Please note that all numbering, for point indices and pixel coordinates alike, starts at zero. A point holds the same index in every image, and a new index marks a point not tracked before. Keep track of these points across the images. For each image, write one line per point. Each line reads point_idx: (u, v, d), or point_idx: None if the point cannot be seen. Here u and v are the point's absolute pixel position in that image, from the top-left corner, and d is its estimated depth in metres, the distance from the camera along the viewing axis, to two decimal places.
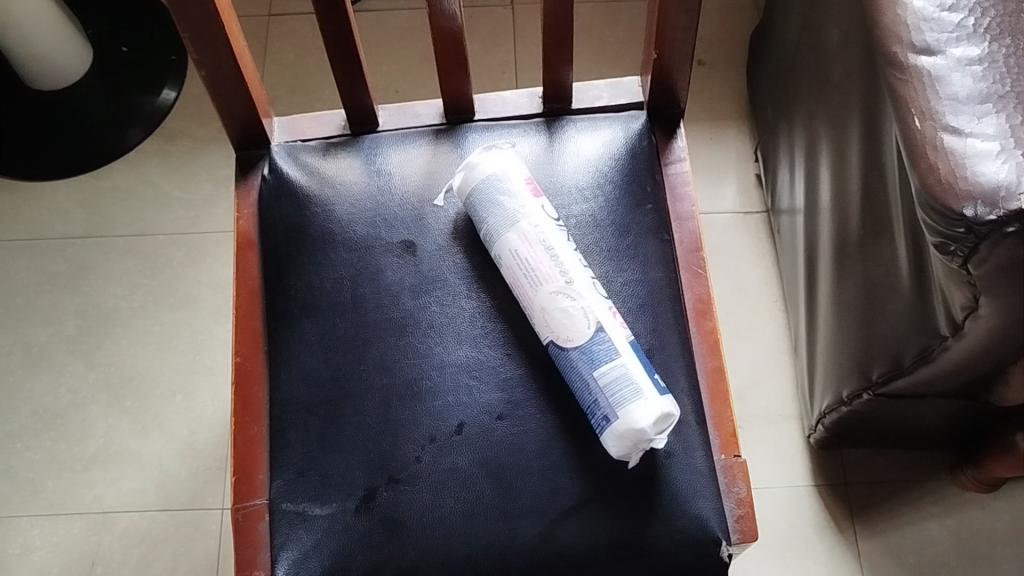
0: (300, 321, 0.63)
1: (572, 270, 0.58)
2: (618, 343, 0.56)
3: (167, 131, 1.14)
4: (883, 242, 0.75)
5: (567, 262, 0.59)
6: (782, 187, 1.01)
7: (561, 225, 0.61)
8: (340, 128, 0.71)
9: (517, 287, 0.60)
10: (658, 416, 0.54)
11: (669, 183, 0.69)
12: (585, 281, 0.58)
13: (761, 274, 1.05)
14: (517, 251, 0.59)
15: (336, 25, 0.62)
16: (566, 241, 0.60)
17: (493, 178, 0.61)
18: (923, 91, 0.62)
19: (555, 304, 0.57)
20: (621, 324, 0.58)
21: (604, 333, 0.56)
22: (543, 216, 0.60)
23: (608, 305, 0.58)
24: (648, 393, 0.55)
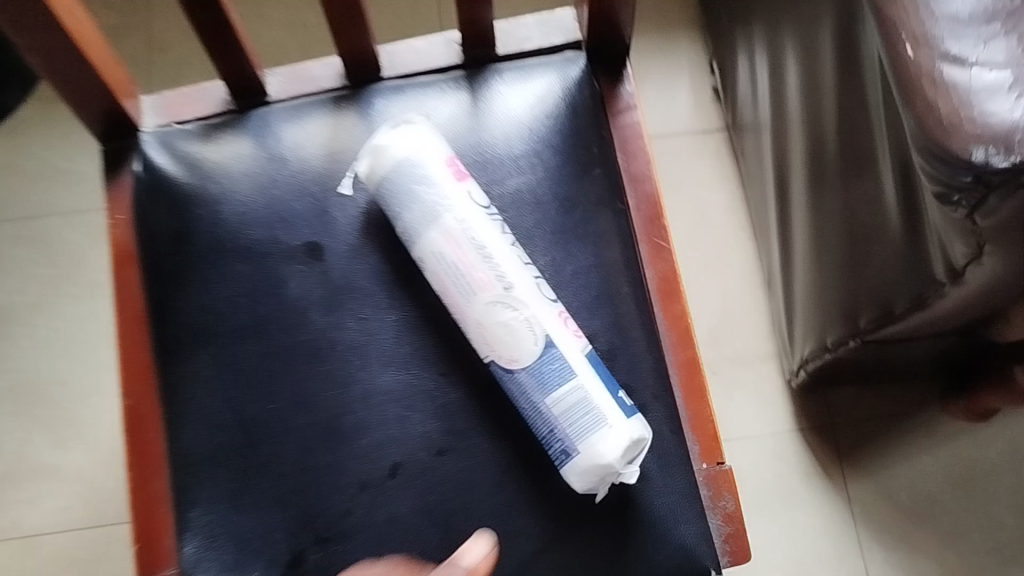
0: (195, 351, 0.53)
1: (511, 273, 0.48)
2: (573, 360, 0.47)
3: (44, 93, 0.99)
4: (866, 178, 0.66)
5: (504, 263, 0.48)
6: (743, 103, 0.90)
7: (492, 213, 0.50)
8: (224, 102, 0.59)
9: (444, 294, 0.49)
10: (625, 449, 0.46)
11: (621, 136, 0.58)
12: (528, 283, 0.48)
13: (727, 202, 0.95)
14: (443, 255, 0.49)
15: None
16: (500, 235, 0.49)
17: (406, 163, 0.49)
18: (914, 10, 0.50)
19: (494, 318, 0.48)
20: (575, 331, 0.49)
21: (555, 349, 0.47)
22: (470, 206, 0.49)
23: (557, 309, 0.49)
24: (612, 423, 0.46)
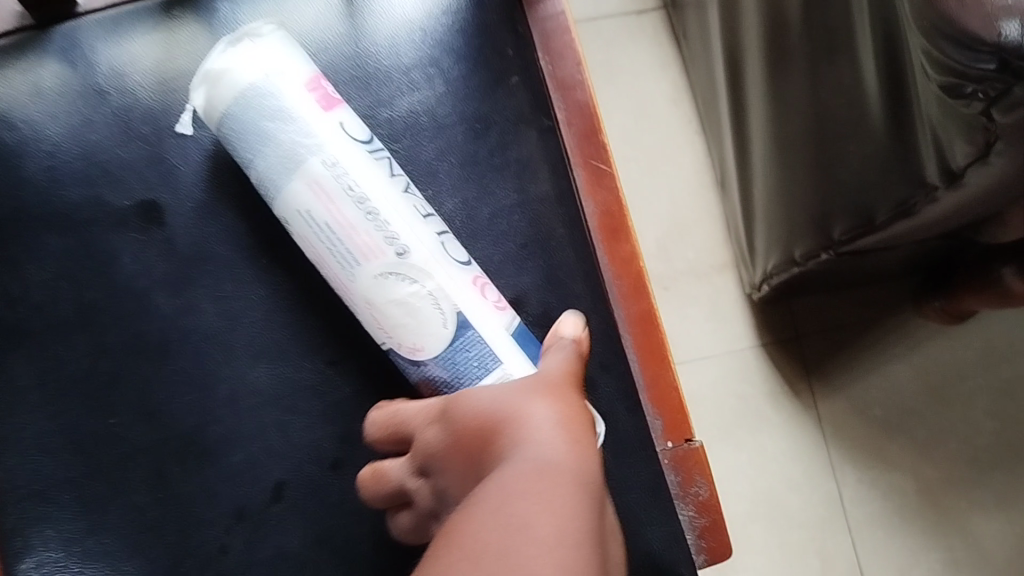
0: (3, 356, 0.40)
1: (404, 233, 0.38)
2: (495, 343, 0.37)
3: None
4: (839, 62, 0.53)
5: (394, 220, 0.38)
6: None
7: (376, 149, 0.39)
8: (17, 17, 0.44)
9: (316, 261, 0.38)
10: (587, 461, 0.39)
11: (541, 32, 0.44)
12: (429, 243, 0.38)
13: (668, 90, 0.83)
14: (311, 212, 0.37)
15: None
16: (389, 181, 0.38)
17: (253, 89, 0.37)
18: None
19: (387, 295, 0.37)
20: (496, 300, 0.39)
21: (469, 331, 0.37)
22: (345, 144, 0.38)
23: (469, 274, 0.38)
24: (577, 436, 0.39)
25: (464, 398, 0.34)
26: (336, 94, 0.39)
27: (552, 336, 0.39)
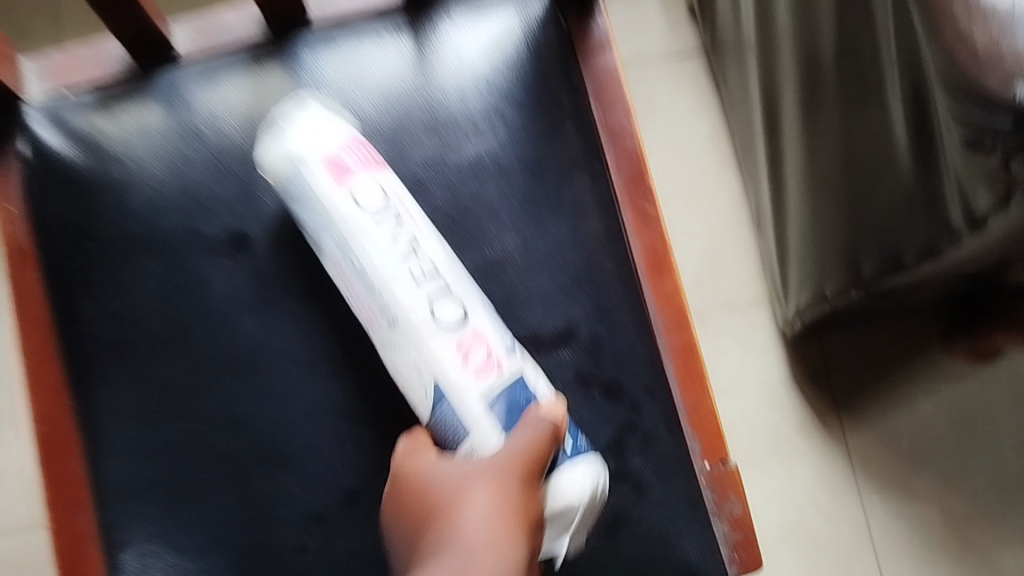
0: (108, 364, 0.45)
1: (390, 302, 0.41)
2: (465, 416, 0.40)
3: None
4: (871, 109, 0.57)
5: (377, 292, 0.42)
6: (723, 20, 0.81)
7: (377, 218, 0.42)
8: (123, 62, 0.49)
9: (350, 307, 0.44)
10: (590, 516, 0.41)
11: (592, 84, 0.49)
12: (415, 311, 0.41)
13: (708, 132, 0.87)
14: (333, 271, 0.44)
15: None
16: (379, 248, 0.42)
17: (278, 170, 0.43)
18: None
19: (391, 356, 0.42)
20: (481, 364, 0.40)
21: (444, 400, 0.40)
22: (342, 218, 0.42)
23: (455, 339, 0.41)
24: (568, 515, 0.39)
25: (424, 469, 0.40)
26: (353, 163, 0.43)
27: (530, 414, 0.39)
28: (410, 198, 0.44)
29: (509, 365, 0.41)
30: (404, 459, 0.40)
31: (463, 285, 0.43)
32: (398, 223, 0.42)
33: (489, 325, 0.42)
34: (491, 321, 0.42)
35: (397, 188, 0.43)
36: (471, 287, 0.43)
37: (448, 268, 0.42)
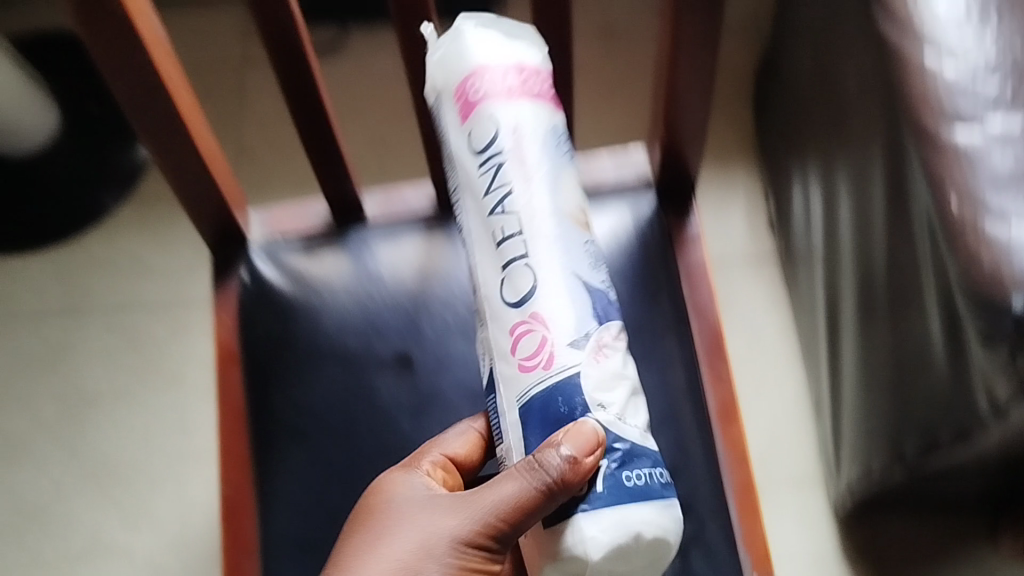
0: (287, 447, 0.58)
1: (480, 265, 0.46)
2: (503, 401, 0.44)
3: (144, 195, 1.09)
4: (913, 312, 0.69)
5: (473, 225, 0.46)
6: (797, 233, 0.95)
7: (485, 159, 0.45)
8: (323, 220, 0.65)
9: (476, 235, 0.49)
10: (655, 548, 0.41)
11: (686, 270, 0.63)
12: (489, 264, 0.45)
13: (777, 326, 1.00)
14: (450, 188, 0.48)
15: (310, 113, 0.56)
16: (480, 206, 0.46)
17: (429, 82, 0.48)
18: (958, 166, 0.55)
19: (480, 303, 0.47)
20: (529, 353, 0.43)
21: (496, 370, 0.45)
22: (461, 150, 0.46)
23: (517, 316, 0.44)
24: (617, 562, 0.40)
25: (398, 492, 0.48)
26: (478, 95, 0.45)
27: (545, 452, 0.41)
28: (537, 142, 0.45)
29: (564, 359, 0.42)
30: (390, 481, 0.49)
31: (552, 250, 0.44)
32: (506, 193, 0.45)
33: (559, 304, 0.43)
34: (569, 300, 0.44)
35: (520, 130, 0.45)
36: (566, 255, 0.44)
37: (540, 225, 0.44)
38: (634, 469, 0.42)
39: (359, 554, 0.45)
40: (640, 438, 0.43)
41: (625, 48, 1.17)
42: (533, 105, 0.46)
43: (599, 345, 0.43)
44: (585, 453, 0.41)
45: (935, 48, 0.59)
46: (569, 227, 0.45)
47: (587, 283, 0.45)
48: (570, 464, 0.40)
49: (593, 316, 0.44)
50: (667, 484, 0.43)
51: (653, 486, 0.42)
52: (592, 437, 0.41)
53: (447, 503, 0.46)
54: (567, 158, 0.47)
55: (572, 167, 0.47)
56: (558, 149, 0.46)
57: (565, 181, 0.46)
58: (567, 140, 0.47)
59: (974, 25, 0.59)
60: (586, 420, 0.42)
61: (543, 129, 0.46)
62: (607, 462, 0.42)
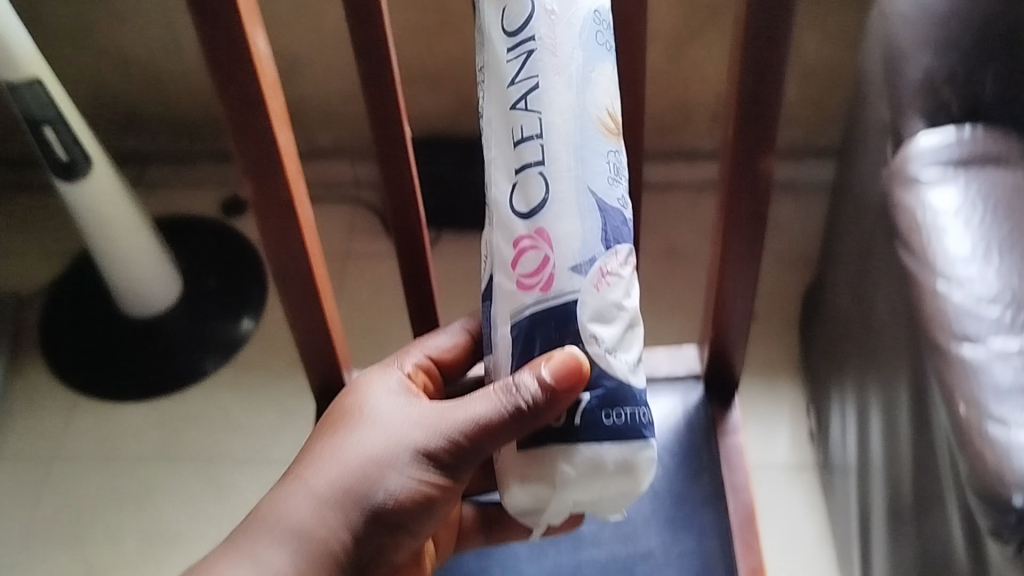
0: None
1: (496, 149, 0.47)
2: (499, 312, 0.48)
3: (242, 359, 1.21)
4: (935, 515, 0.74)
5: (495, 107, 0.47)
6: (835, 445, 1.02)
7: (517, 48, 0.45)
8: None
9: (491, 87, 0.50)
10: (619, 482, 0.47)
11: (726, 453, 0.71)
12: (505, 159, 0.47)
13: (817, 533, 1.05)
14: (478, 66, 0.49)
15: (419, 286, 0.69)
16: (505, 96, 0.46)
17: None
18: (965, 379, 0.65)
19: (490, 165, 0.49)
20: (529, 274, 0.46)
21: (497, 276, 0.48)
22: (494, 30, 0.46)
23: (522, 228, 0.46)
24: (578, 489, 0.47)
25: (371, 396, 0.56)
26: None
27: (523, 373, 0.46)
28: (573, 31, 0.45)
29: (561, 281, 0.45)
30: (367, 389, 0.57)
31: (570, 162, 0.45)
32: (534, 91, 0.45)
33: (566, 219, 0.45)
34: (577, 215, 0.45)
35: (555, 17, 0.45)
36: (583, 167, 0.45)
37: (560, 128, 0.45)
38: (615, 409, 0.47)
39: (335, 443, 0.53)
40: (626, 373, 0.47)
41: (685, 268, 1.30)
42: None
43: (603, 274, 0.46)
44: (565, 386, 0.45)
45: (949, 280, 0.69)
46: (592, 132, 0.46)
47: (599, 199, 0.46)
48: (546, 397, 0.45)
49: (601, 241, 0.46)
50: (650, 422, 0.48)
51: (632, 425, 0.47)
52: (575, 366, 0.45)
53: (421, 413, 0.53)
54: (604, 50, 0.46)
55: (608, 60, 0.47)
56: (595, 38, 0.46)
57: (597, 77, 0.46)
58: (608, 29, 0.47)
59: (978, 261, 0.69)
60: (570, 347, 0.46)
61: (582, 17, 0.45)
62: (589, 397, 0.47)
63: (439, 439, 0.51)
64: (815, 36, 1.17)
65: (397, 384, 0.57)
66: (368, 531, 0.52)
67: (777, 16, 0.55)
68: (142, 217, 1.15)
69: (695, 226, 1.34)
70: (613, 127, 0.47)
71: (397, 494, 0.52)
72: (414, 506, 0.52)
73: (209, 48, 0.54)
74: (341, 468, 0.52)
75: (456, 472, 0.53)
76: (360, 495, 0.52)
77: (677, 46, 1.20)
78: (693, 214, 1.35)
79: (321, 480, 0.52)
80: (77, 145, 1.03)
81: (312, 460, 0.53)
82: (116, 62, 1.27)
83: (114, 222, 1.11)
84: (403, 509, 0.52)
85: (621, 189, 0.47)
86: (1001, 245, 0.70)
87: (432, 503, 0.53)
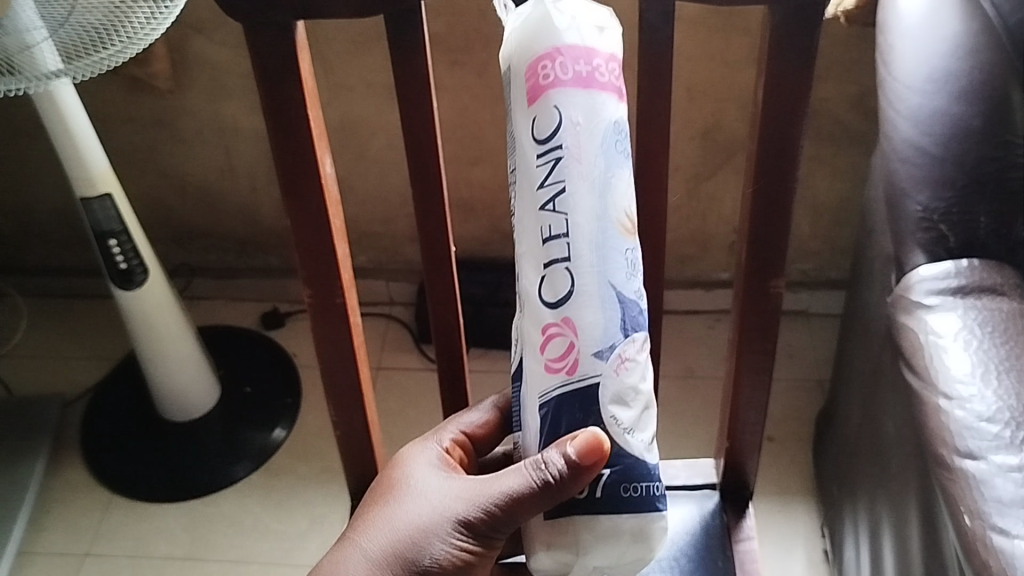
0: None
1: (526, 247, 0.53)
2: (529, 390, 0.54)
3: (272, 466, 1.28)
4: None
5: (525, 205, 0.52)
6: (849, 565, 1.05)
7: (545, 152, 0.51)
8: None
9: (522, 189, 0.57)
10: (634, 549, 0.54)
11: (740, 558, 0.76)
12: (534, 254, 0.52)
13: None
14: (509, 164, 0.54)
15: (454, 385, 0.75)
16: (534, 196, 0.52)
17: (505, 50, 0.52)
18: (969, 491, 0.67)
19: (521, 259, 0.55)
20: (556, 357, 0.52)
21: (528, 359, 0.53)
22: (525, 136, 0.51)
23: (550, 317, 0.52)
24: (598, 555, 0.54)
25: (414, 471, 0.62)
26: (548, 80, 0.50)
27: (552, 450, 0.52)
28: (596, 139, 0.50)
29: (584, 364, 0.51)
30: (410, 465, 0.63)
31: (592, 259, 0.51)
32: (560, 193, 0.51)
33: (589, 310, 0.51)
34: (599, 306, 0.51)
35: (581, 126, 0.50)
36: (604, 265, 0.51)
37: (584, 228, 0.51)
38: (632, 484, 0.53)
39: (385, 512, 0.59)
40: (643, 450, 0.53)
41: (702, 388, 1.35)
42: (601, 94, 0.50)
43: (622, 360, 0.52)
44: (588, 462, 0.51)
45: (951, 399, 0.71)
46: (612, 232, 0.51)
47: (619, 291, 0.51)
48: (572, 472, 0.51)
49: (620, 329, 0.51)
50: (663, 494, 0.54)
51: (646, 499, 0.53)
52: (596, 444, 0.51)
53: (461, 486, 0.59)
54: (623, 156, 0.51)
55: (627, 162, 0.52)
56: (615, 145, 0.51)
57: (616, 182, 0.51)
58: (626, 134, 0.52)
59: (976, 382, 0.71)
60: (592, 427, 0.52)
61: (604, 126, 0.50)
62: (608, 472, 0.53)
63: (474, 510, 0.57)
64: (826, 176, 1.25)
65: (440, 459, 0.63)
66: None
67: (784, 157, 0.62)
68: (188, 323, 1.22)
69: (713, 350, 1.39)
70: (631, 226, 0.52)
71: (439, 559, 0.57)
72: (454, 570, 0.58)
73: (283, 170, 0.62)
74: (390, 534, 0.58)
75: (492, 540, 0.58)
76: (405, 559, 0.57)
77: (696, 180, 1.28)
78: (711, 339, 1.40)
79: (372, 545, 0.58)
80: (137, 256, 1.11)
81: (365, 526, 0.59)
82: (175, 183, 1.37)
83: (163, 330, 1.18)
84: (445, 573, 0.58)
85: (638, 281, 0.53)
86: (1000, 369, 0.72)
87: (470, 568, 0.58)
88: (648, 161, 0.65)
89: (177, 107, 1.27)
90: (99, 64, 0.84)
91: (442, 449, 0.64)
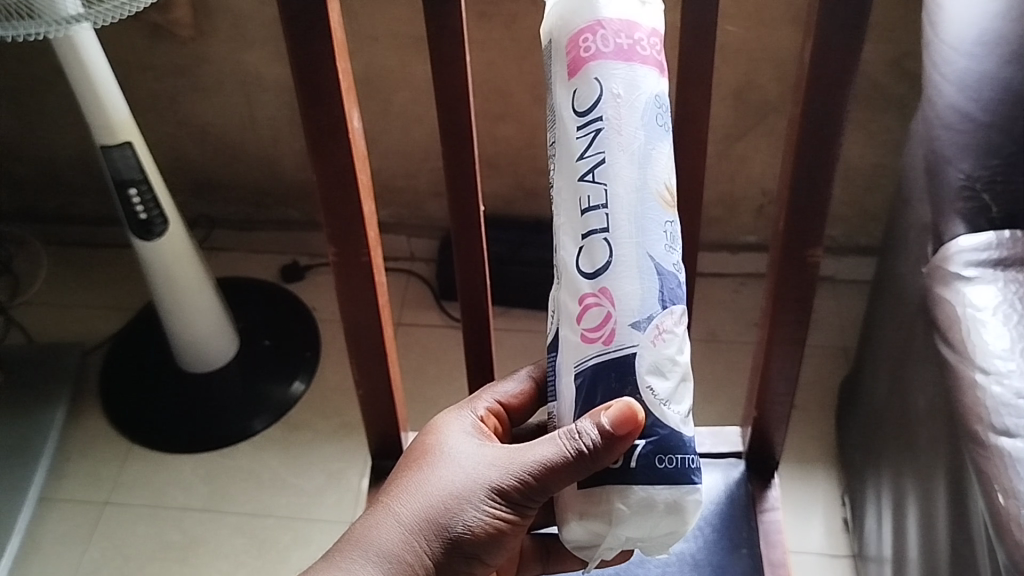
0: None
1: (564, 219, 0.51)
2: (564, 361, 0.52)
3: (290, 420, 1.28)
4: None
5: (562, 177, 0.51)
6: (869, 535, 1.04)
7: (584, 123, 0.50)
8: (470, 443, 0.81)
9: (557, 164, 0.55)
10: (667, 522, 0.52)
11: (765, 529, 0.75)
12: (572, 225, 0.50)
13: None
14: (549, 140, 0.53)
15: (479, 348, 0.74)
16: (574, 166, 0.50)
17: (546, 25, 0.51)
18: (1004, 470, 0.64)
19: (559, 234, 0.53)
20: (592, 328, 0.50)
21: (562, 332, 0.52)
22: (565, 108, 0.50)
23: (587, 288, 0.50)
24: (631, 527, 0.52)
25: (450, 438, 0.61)
26: (588, 53, 0.49)
27: (589, 420, 0.50)
28: (636, 113, 0.49)
29: (620, 335, 0.49)
30: (444, 432, 0.61)
31: (631, 231, 0.49)
32: (599, 163, 0.49)
33: (627, 281, 0.49)
34: (637, 277, 0.49)
35: (621, 99, 0.49)
36: (643, 236, 0.49)
37: (624, 199, 0.49)
38: (667, 455, 0.51)
39: (417, 476, 0.59)
40: (679, 423, 0.51)
41: (725, 352, 1.33)
42: (644, 67, 0.49)
43: (660, 331, 0.50)
44: (622, 431, 0.49)
45: (988, 374, 0.69)
46: (652, 204, 0.50)
47: (657, 264, 0.50)
48: (604, 443, 0.49)
49: (658, 301, 0.50)
50: (698, 467, 0.52)
51: (682, 471, 0.51)
52: (631, 414, 0.49)
53: (495, 454, 0.57)
54: (663, 130, 0.50)
55: (667, 137, 0.51)
56: (656, 119, 0.50)
57: (656, 154, 0.50)
58: (666, 109, 0.51)
59: (1015, 358, 0.69)
60: (627, 397, 0.50)
61: (644, 99, 0.49)
62: (643, 443, 0.51)
63: (509, 478, 0.56)
64: (860, 140, 1.22)
65: (474, 427, 0.62)
66: (445, 560, 0.57)
67: (828, 123, 0.60)
68: (208, 274, 1.21)
69: (738, 315, 1.37)
70: (670, 200, 0.51)
71: (470, 526, 0.57)
72: (486, 538, 0.57)
73: (309, 126, 0.60)
74: (424, 500, 0.57)
75: (525, 509, 0.57)
76: (437, 524, 0.57)
77: (727, 141, 1.25)
78: (736, 302, 1.38)
79: (405, 509, 0.58)
80: (156, 205, 1.09)
81: (397, 491, 0.59)
82: (196, 133, 1.35)
83: (180, 281, 1.17)
84: (477, 541, 0.57)
85: (676, 255, 0.51)
86: None
87: (503, 536, 0.57)
88: (687, 124, 0.63)
89: (198, 54, 1.24)
90: (121, 9, 0.82)
91: (477, 419, 0.63)
